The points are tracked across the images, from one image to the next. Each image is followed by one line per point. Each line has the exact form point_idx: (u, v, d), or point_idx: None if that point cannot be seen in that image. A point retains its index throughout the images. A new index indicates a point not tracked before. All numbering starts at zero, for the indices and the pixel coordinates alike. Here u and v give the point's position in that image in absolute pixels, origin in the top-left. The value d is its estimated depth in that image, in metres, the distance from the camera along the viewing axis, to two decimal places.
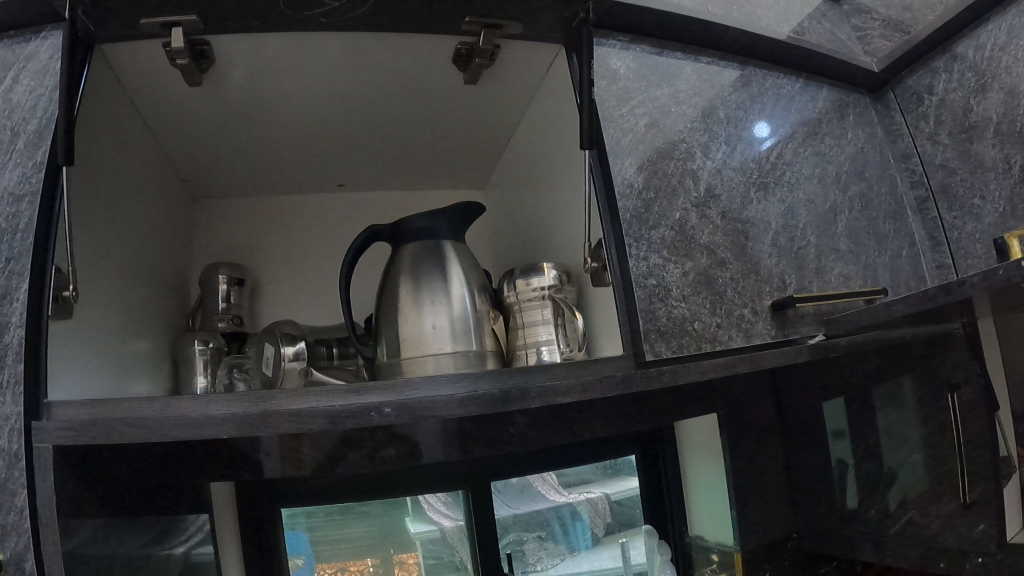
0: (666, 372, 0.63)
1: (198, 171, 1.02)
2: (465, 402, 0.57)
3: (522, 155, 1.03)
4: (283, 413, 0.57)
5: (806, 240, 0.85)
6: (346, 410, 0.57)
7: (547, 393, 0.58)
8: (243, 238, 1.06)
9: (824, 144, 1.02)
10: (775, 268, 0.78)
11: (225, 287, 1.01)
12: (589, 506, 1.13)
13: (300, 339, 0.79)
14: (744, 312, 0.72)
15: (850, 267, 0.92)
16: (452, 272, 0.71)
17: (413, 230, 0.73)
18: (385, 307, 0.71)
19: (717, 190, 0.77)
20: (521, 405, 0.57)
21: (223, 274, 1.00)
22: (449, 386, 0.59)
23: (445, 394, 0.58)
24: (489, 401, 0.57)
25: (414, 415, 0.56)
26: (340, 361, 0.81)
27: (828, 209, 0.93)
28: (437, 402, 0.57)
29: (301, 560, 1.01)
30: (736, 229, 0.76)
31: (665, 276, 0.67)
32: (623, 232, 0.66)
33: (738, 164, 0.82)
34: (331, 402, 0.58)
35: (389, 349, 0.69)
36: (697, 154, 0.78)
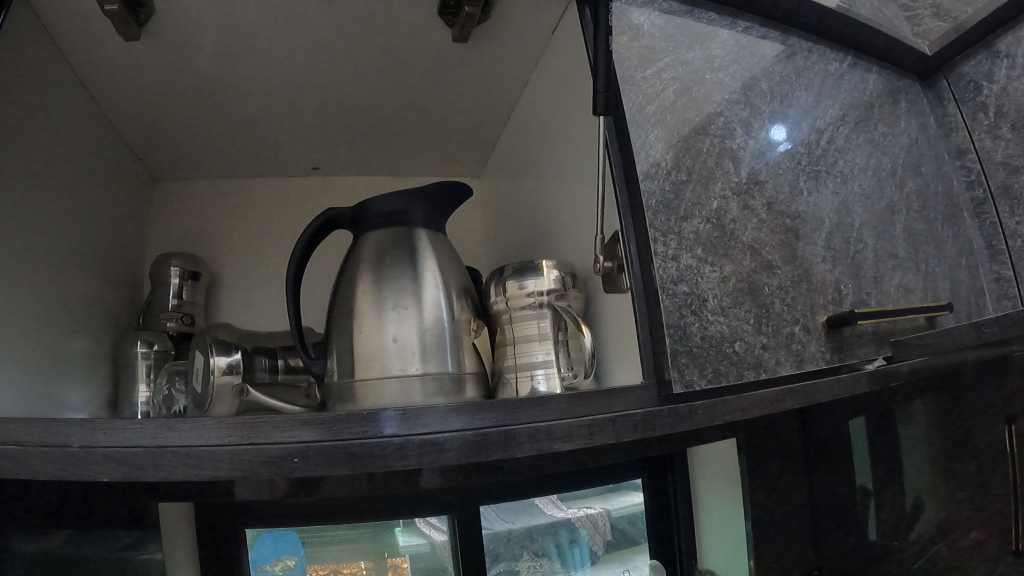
0: (699, 410, 0.48)
1: (161, 153, 0.82)
2: (423, 446, 0.42)
3: (521, 135, 0.88)
4: (185, 454, 0.44)
5: (863, 241, 0.70)
6: (263, 455, 0.42)
7: (534, 437, 0.44)
8: (206, 224, 0.84)
9: (878, 132, 0.87)
10: (830, 275, 0.63)
11: (176, 280, 0.80)
12: (588, 524, 0.86)
13: (236, 349, 0.65)
14: (794, 329, 0.57)
15: (910, 277, 0.76)
16: (426, 270, 0.56)
17: (379, 214, 0.58)
18: (340, 313, 0.56)
19: (761, 176, 0.61)
20: (497, 455, 0.43)
21: (174, 266, 0.80)
22: (407, 426, 0.43)
23: (399, 436, 0.42)
24: (458, 448, 0.43)
25: (356, 467, 0.42)
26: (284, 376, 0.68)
27: (885, 207, 0.78)
28: (384, 446, 0.42)
29: (294, 561, 0.78)
30: (784, 225, 0.60)
31: (699, 282, 0.51)
32: (648, 224, 0.51)
33: (785, 147, 0.67)
34: (244, 443, 0.43)
35: (344, 364, 0.54)
36: (737, 132, 0.63)
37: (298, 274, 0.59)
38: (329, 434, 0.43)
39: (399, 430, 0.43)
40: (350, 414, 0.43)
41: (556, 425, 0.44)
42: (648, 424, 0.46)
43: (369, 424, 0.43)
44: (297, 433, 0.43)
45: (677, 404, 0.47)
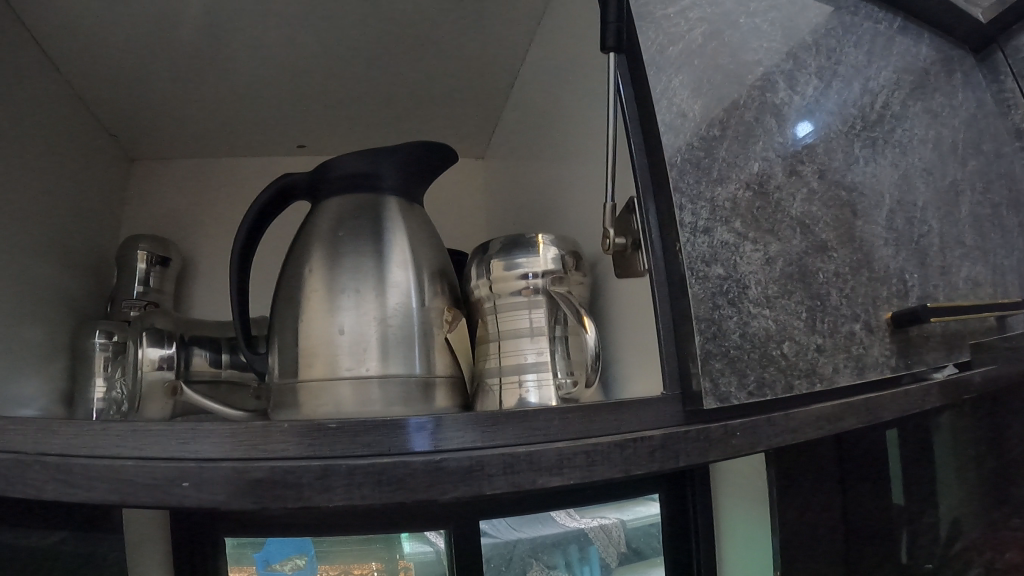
0: (738, 430, 0.36)
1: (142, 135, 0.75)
2: (351, 474, 0.30)
3: (518, 105, 0.75)
4: (60, 468, 0.33)
5: (927, 224, 0.58)
6: (157, 477, 0.32)
7: (508, 465, 0.31)
8: (181, 205, 0.79)
9: (935, 102, 0.74)
10: (893, 261, 0.51)
11: (141, 266, 0.69)
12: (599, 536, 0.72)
13: (172, 342, 0.55)
14: (855, 327, 0.45)
15: (979, 269, 0.64)
16: (393, 246, 0.43)
17: (340, 176, 0.45)
18: (283, 298, 0.44)
19: (810, 138, 0.50)
20: (454, 490, 0.30)
21: (140, 248, 0.69)
22: (338, 448, 0.31)
23: (324, 459, 0.31)
24: (401, 481, 0.30)
25: (265, 500, 0.30)
26: (227, 372, 0.57)
27: (948, 186, 0.66)
28: (300, 471, 0.30)
29: (304, 560, 0.67)
30: (839, 198, 0.49)
31: (738, 263, 0.39)
32: (674, 185, 0.39)
33: (836, 107, 0.55)
34: (136, 457, 0.33)
35: (283, 363, 0.42)
36: (780, 85, 0.51)
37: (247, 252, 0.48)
38: (239, 449, 0.32)
39: (330, 450, 0.31)
40: (268, 424, 0.32)
41: (553, 451, 0.32)
42: (668, 448, 0.34)
43: (291, 439, 0.31)
44: (203, 446, 0.32)
45: (707, 422, 0.35)
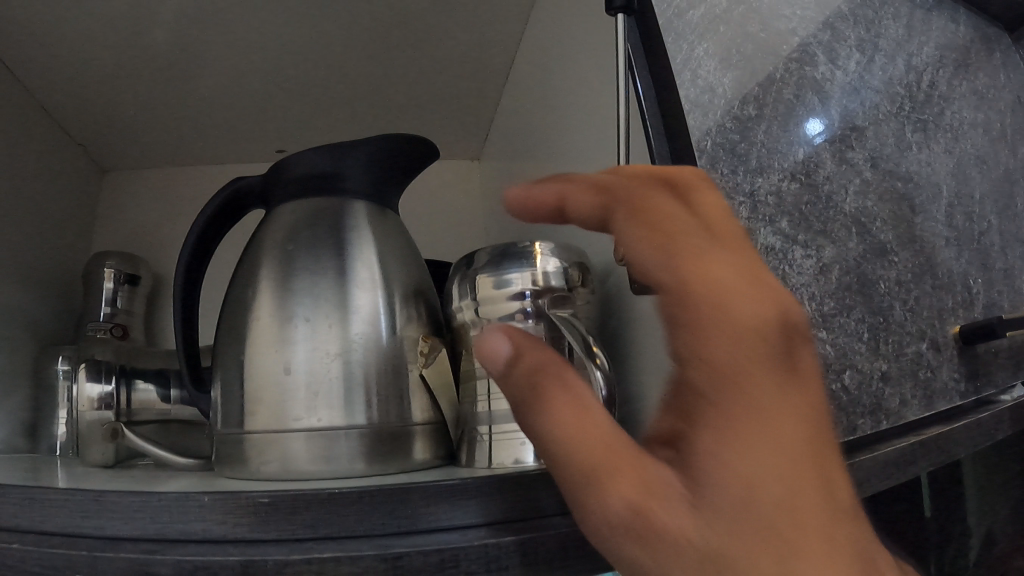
0: None
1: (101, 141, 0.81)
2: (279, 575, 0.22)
3: None
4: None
5: (986, 220, 0.50)
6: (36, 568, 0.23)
7: (492, 560, 0.23)
8: (147, 211, 0.65)
9: (979, 81, 0.66)
10: (956, 265, 0.43)
11: (106, 286, 0.56)
12: None
13: (113, 376, 0.43)
14: (922, 346, 0.37)
15: None
16: (357, 260, 0.34)
17: (297, 177, 0.35)
18: (223, 324, 0.35)
19: (858, 121, 0.42)
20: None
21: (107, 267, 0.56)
22: (267, 538, 0.23)
23: (246, 550, 0.22)
24: None
25: None
26: (179, 409, 0.48)
27: (1002, 175, 0.58)
28: (211, 570, 0.22)
29: None
30: (895, 190, 0.41)
31: (788, 273, 0.32)
32: (711, 180, 0.32)
33: (881, 85, 0.47)
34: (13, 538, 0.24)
35: (225, 404, 0.33)
36: (820, 57, 0.43)
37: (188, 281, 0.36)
38: (146, 528, 0.24)
39: (254, 535, 0.23)
40: (183, 495, 0.24)
41: (556, 537, 0.24)
42: None
43: (211, 517, 0.24)
44: (103, 522, 0.25)
45: None
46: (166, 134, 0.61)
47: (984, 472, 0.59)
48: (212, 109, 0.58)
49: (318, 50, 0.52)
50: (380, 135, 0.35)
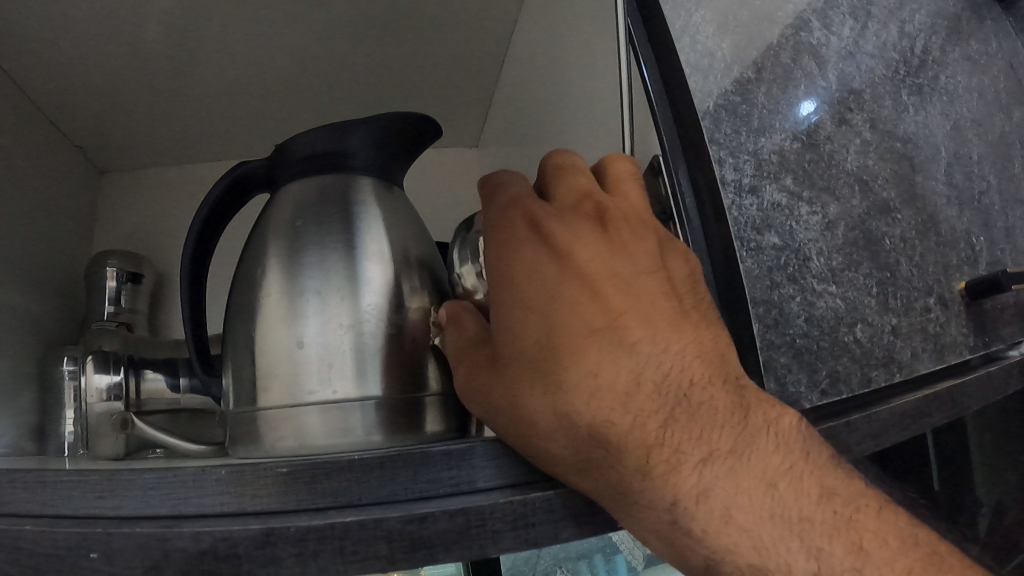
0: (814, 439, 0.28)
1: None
2: (302, 542, 0.22)
3: None
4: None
5: (985, 180, 0.50)
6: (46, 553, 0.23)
7: (518, 518, 0.23)
8: (147, 213, 0.64)
9: (971, 48, 0.66)
10: (958, 222, 0.44)
11: (109, 284, 0.56)
12: None
13: (121, 367, 0.45)
14: (930, 301, 0.37)
15: None
16: (367, 236, 0.34)
17: (303, 157, 0.35)
18: (234, 310, 0.35)
19: (855, 83, 0.42)
20: (446, 556, 0.22)
21: (110, 265, 0.56)
22: (293, 505, 0.23)
23: (267, 519, 0.22)
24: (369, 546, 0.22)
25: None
26: (189, 399, 0.48)
27: (999, 138, 0.58)
28: (233, 539, 0.22)
29: None
30: (894, 150, 0.41)
31: (794, 230, 0.33)
32: (715, 141, 0.33)
33: (876, 50, 0.47)
34: (32, 511, 0.24)
35: (239, 385, 0.33)
36: (815, 23, 0.43)
37: (200, 262, 0.37)
38: (162, 505, 0.23)
39: (273, 502, 0.23)
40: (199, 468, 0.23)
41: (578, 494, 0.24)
42: None
43: (228, 489, 0.23)
44: (117, 502, 0.24)
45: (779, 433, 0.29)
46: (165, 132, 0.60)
47: (993, 436, 0.59)
48: (211, 106, 0.58)
49: (315, 43, 0.52)
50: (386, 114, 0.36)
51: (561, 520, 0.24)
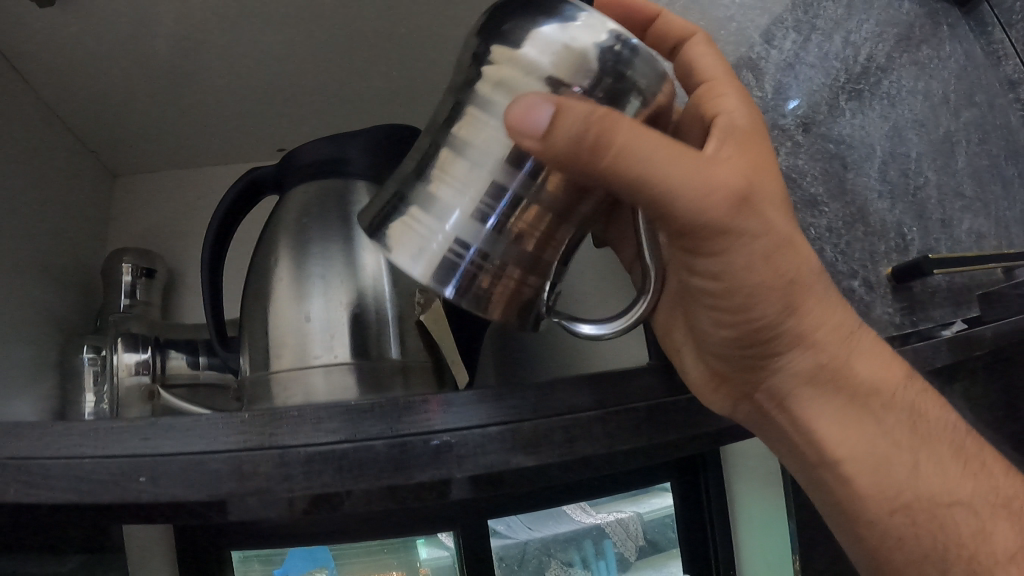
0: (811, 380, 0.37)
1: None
2: (310, 462, 0.28)
3: None
4: (8, 463, 0.30)
5: (923, 176, 0.54)
6: (105, 472, 0.29)
7: (479, 445, 0.29)
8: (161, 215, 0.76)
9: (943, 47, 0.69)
10: (890, 214, 0.49)
11: (127, 278, 0.63)
12: (613, 531, 0.69)
13: (148, 346, 0.51)
14: (852, 282, 0.44)
15: (981, 221, 0.62)
16: (364, 229, 0.40)
17: (305, 164, 0.41)
18: (250, 295, 0.40)
19: (791, 91, 0.49)
20: (420, 475, 0.29)
21: (126, 262, 0.63)
22: (299, 436, 0.28)
23: (280, 446, 0.28)
24: (361, 466, 0.29)
25: (219, 493, 0.28)
26: (207, 375, 0.54)
27: (943, 137, 0.63)
28: (256, 461, 0.28)
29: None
30: (826, 150, 0.48)
31: None
32: None
33: (817, 60, 0.53)
34: (84, 452, 0.30)
35: (252, 357, 0.39)
36: (755, 39, 0.49)
37: (219, 254, 0.42)
38: (195, 442, 0.29)
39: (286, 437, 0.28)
40: (226, 413, 0.29)
41: (530, 428, 0.30)
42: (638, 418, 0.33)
43: (249, 429, 0.28)
44: (156, 441, 0.29)
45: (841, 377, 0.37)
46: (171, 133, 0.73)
47: None
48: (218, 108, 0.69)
49: None
50: (379, 126, 0.41)
51: (512, 449, 0.30)
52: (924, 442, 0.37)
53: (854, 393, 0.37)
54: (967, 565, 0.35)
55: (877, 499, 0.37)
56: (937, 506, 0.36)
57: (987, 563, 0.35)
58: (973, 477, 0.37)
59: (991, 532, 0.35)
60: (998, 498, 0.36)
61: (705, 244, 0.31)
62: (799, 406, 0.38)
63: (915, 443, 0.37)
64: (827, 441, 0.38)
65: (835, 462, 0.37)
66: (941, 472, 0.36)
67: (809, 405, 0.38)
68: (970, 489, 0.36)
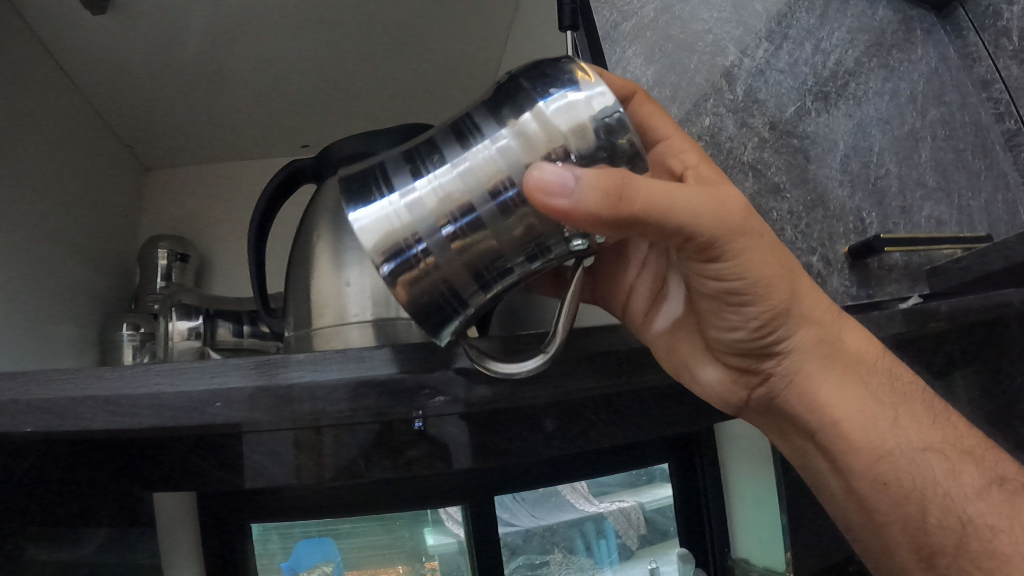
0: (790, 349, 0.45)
1: (149, 145, 0.97)
2: (358, 388, 0.38)
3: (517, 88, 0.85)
4: (103, 397, 0.37)
5: (885, 167, 0.60)
6: (187, 401, 0.38)
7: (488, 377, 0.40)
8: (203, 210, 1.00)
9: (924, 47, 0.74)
10: (849, 201, 0.57)
11: (165, 262, 0.87)
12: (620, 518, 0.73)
13: (199, 314, 0.61)
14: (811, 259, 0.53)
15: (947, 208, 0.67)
16: None
17: (340, 158, 0.49)
18: (295, 270, 0.48)
19: (761, 94, 0.56)
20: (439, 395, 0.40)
21: (162, 247, 0.87)
22: (347, 369, 0.38)
23: (332, 377, 0.38)
24: (397, 391, 0.39)
25: (283, 410, 0.38)
26: (249, 342, 0.63)
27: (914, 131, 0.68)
28: (313, 388, 0.38)
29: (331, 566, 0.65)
30: (791, 144, 0.56)
31: None
32: None
33: (787, 66, 0.60)
34: (164, 388, 0.37)
35: (297, 320, 0.47)
36: (731, 48, 0.56)
37: (264, 231, 0.50)
38: (264, 378, 0.38)
39: (342, 370, 0.38)
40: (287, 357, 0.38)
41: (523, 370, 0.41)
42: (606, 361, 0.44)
43: (309, 367, 0.38)
44: (229, 378, 0.38)
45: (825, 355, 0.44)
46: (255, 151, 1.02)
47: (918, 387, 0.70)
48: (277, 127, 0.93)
49: None
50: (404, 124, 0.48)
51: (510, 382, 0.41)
52: (902, 400, 0.45)
53: (847, 364, 0.44)
54: (922, 503, 0.44)
55: (868, 452, 0.44)
56: (913, 453, 0.44)
57: (959, 500, 0.43)
58: (941, 428, 0.45)
59: (959, 474, 0.44)
60: (958, 447, 0.45)
61: (727, 246, 0.36)
62: (810, 387, 0.44)
63: (896, 401, 0.45)
64: (830, 409, 0.44)
65: (833, 424, 0.44)
66: (917, 427, 0.45)
67: (818, 382, 0.44)
68: (940, 438, 0.45)
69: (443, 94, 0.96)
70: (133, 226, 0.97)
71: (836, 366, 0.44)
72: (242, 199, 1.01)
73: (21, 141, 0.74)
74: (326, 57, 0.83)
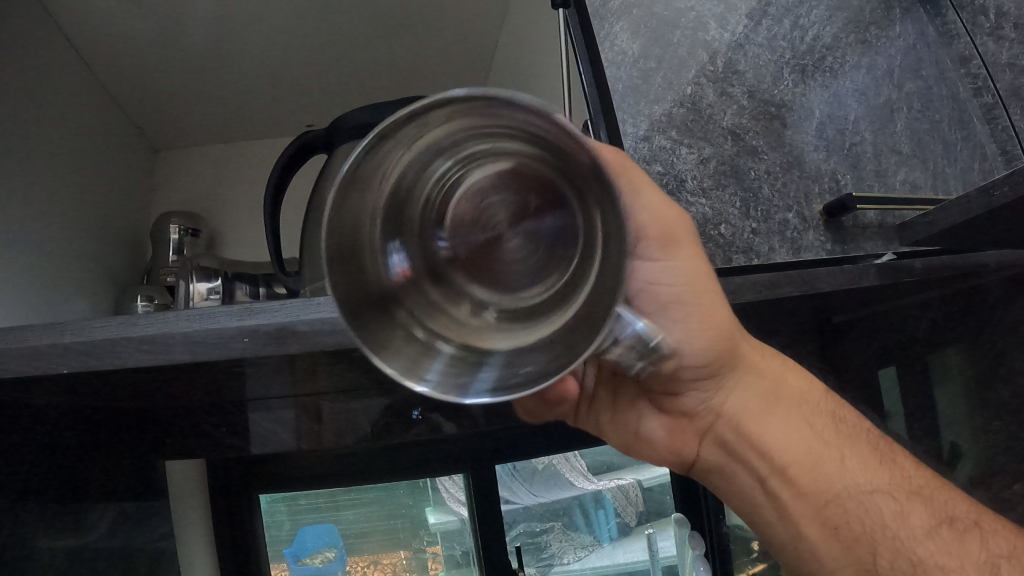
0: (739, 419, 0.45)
1: (161, 129, 1.02)
2: None
3: (513, 64, 0.89)
4: (137, 338, 0.42)
5: (860, 134, 0.64)
6: (215, 339, 0.42)
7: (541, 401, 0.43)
8: (204, 192, 1.04)
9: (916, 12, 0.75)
10: (824, 164, 0.61)
11: (176, 236, 0.92)
12: (619, 494, 1.00)
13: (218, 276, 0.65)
14: (786, 216, 0.58)
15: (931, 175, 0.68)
16: None
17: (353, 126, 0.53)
18: (312, 229, 0.53)
19: (740, 66, 0.61)
20: None
21: (174, 223, 0.91)
22: None
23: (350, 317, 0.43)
24: None
25: (306, 348, 0.43)
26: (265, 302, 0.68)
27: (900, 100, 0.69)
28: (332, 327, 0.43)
29: (332, 553, 0.93)
30: (768, 112, 0.61)
31: (675, 161, 0.57)
32: (616, 105, 0.56)
33: (767, 41, 0.63)
34: (195, 329, 0.42)
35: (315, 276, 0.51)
36: (712, 24, 0.61)
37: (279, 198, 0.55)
38: (285, 317, 0.43)
39: None
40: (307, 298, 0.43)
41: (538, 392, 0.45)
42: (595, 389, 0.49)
43: (327, 309, 0.43)
44: (256, 318, 0.43)
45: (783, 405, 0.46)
46: (257, 138, 1.07)
47: None
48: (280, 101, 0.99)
49: None
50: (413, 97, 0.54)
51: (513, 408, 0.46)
52: (847, 441, 0.46)
53: (791, 405, 0.46)
54: (873, 545, 0.43)
55: (815, 496, 0.44)
56: (862, 496, 0.44)
57: (908, 540, 0.43)
58: (889, 468, 0.45)
59: (907, 513, 0.44)
60: (906, 487, 0.45)
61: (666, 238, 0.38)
62: (753, 429, 0.45)
63: (842, 442, 0.46)
64: (773, 449, 0.45)
65: (782, 470, 0.44)
66: (864, 467, 0.45)
67: (759, 425, 0.45)
68: (889, 479, 0.45)
69: (439, 74, 0.99)
70: (145, 208, 1.01)
71: (782, 405, 0.46)
72: (248, 182, 1.05)
73: (42, 122, 0.78)
74: (331, 42, 0.88)
